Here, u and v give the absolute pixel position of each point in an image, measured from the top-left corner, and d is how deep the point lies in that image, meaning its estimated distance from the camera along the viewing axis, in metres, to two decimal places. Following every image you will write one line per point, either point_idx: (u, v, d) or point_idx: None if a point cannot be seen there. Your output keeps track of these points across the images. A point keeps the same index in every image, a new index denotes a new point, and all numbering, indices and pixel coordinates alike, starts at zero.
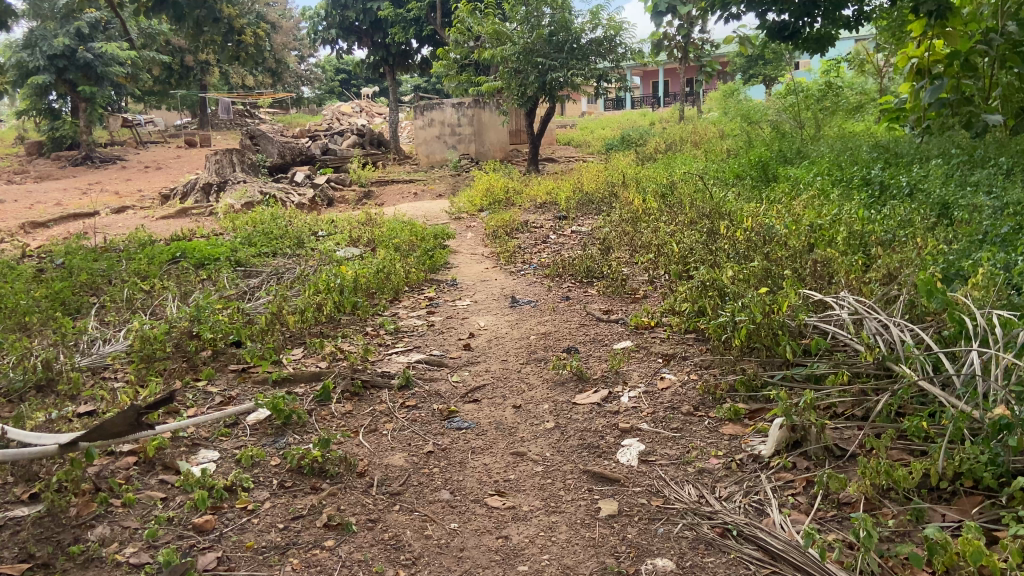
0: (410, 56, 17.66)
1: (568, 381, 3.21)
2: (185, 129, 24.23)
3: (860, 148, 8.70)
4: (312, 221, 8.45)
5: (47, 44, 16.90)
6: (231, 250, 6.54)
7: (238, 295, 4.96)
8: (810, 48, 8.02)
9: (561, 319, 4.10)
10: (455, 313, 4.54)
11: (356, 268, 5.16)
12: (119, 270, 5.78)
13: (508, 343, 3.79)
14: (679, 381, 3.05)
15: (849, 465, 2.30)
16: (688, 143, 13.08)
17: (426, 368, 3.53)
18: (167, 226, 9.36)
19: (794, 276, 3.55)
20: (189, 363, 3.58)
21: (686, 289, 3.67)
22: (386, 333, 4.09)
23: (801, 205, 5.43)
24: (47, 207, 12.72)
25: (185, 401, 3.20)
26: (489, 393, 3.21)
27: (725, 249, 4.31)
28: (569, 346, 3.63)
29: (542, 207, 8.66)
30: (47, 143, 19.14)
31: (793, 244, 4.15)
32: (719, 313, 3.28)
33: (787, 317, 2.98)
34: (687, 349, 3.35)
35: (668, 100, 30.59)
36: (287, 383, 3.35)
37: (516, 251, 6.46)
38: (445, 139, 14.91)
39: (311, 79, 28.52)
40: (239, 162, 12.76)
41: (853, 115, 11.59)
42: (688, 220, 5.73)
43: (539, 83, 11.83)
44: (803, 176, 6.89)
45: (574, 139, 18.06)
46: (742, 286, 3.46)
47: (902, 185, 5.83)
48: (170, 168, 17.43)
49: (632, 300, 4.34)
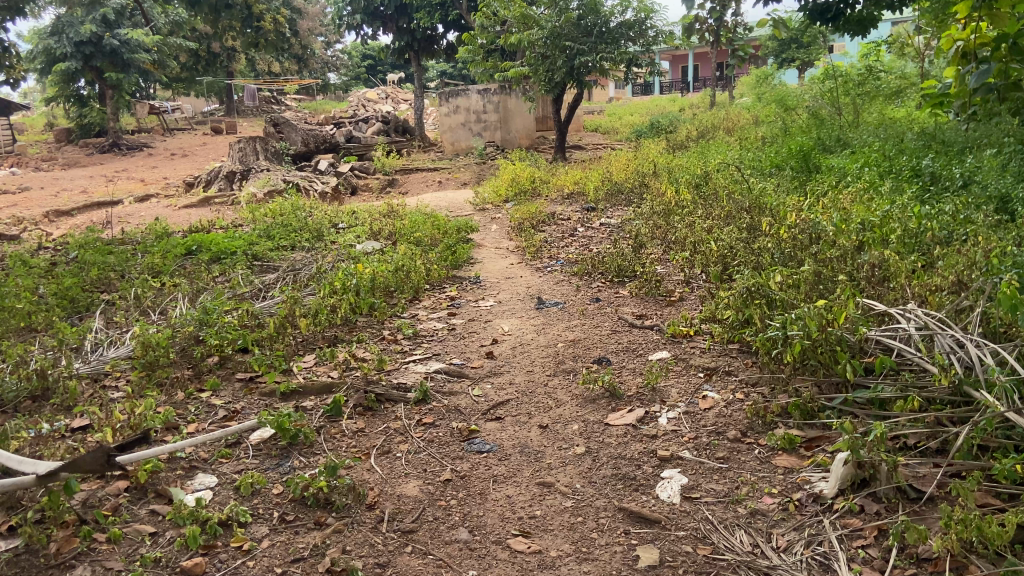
0: (435, 41, 17.36)
1: (599, 398, 2.92)
2: (211, 116, 24.22)
3: (905, 136, 8.26)
4: (332, 211, 8.23)
5: (73, 31, 16.80)
6: (249, 244, 6.35)
7: (251, 293, 4.75)
8: (851, 30, 7.56)
9: (592, 325, 3.80)
10: (478, 316, 4.27)
11: (375, 265, 4.91)
12: (133, 264, 5.60)
13: (534, 351, 3.51)
14: (723, 401, 2.76)
15: (927, 510, 2.00)
16: (720, 130, 12.67)
17: (445, 379, 3.27)
18: (190, 216, 9.22)
19: (850, 283, 3.23)
20: (195, 371, 3.37)
21: (727, 296, 3.37)
22: (404, 338, 3.85)
23: (848, 199, 5.07)
24: (73, 195, 12.65)
25: (185, 415, 2.98)
26: (512, 410, 2.94)
27: (769, 251, 4.01)
28: (600, 356, 3.34)
29: (570, 197, 8.36)
30: (75, 130, 19.17)
31: (844, 244, 3.82)
32: (768, 323, 2.97)
33: (845, 330, 2.67)
34: (730, 363, 3.05)
35: (698, 84, 29.96)
36: (295, 396, 3.11)
37: (543, 245, 6.18)
38: (471, 126, 14.59)
39: (337, 64, 28.37)
40: (263, 149, 12.59)
41: (894, 100, 11.09)
42: (726, 214, 5.39)
43: (567, 68, 11.47)
44: (849, 167, 6.49)
45: (601, 125, 17.68)
46: (792, 293, 3.15)
47: (955, 178, 5.42)
48: (196, 155, 17.39)
49: (667, 302, 4.04)
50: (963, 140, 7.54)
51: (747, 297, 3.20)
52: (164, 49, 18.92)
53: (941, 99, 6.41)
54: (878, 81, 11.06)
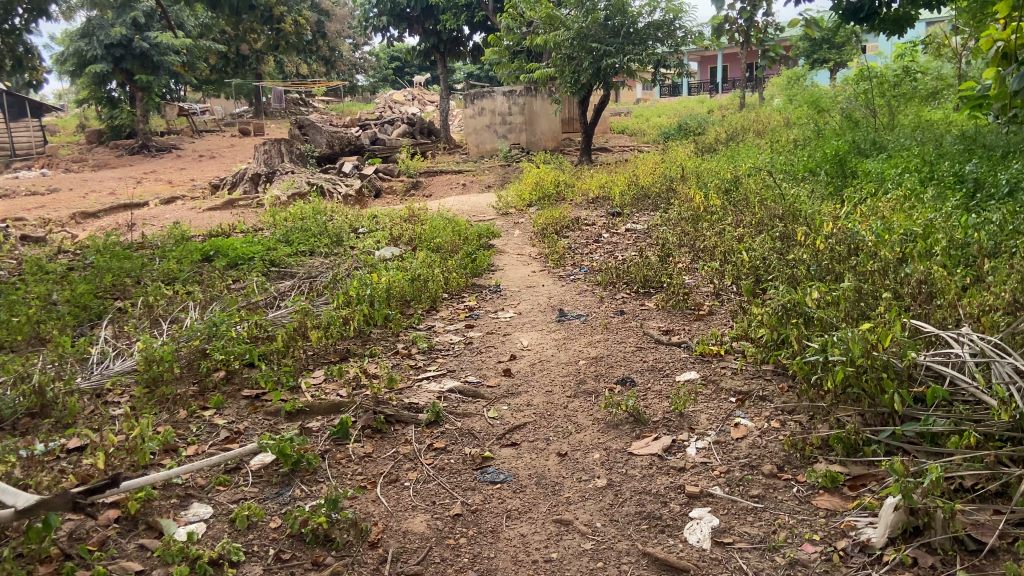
0: (461, 42, 17.24)
1: (623, 424, 2.73)
2: (240, 118, 24.37)
3: (945, 140, 7.93)
4: (354, 215, 8.12)
5: (104, 34, 16.92)
6: (267, 249, 6.25)
7: (265, 302, 4.63)
8: (886, 30, 7.26)
9: (615, 341, 3.61)
10: (496, 328, 4.09)
11: (391, 274, 4.75)
12: (149, 270, 5.51)
13: (553, 369, 3.32)
14: (757, 429, 2.56)
15: (988, 566, 1.79)
16: (751, 132, 12.39)
17: (459, 400, 3.09)
18: (212, 219, 9.18)
19: (895, 301, 3.00)
20: (200, 387, 3.23)
21: (761, 312, 3.15)
22: (418, 352, 3.68)
23: (888, 206, 4.81)
24: (100, 197, 12.73)
25: (186, 435, 2.84)
26: (529, 434, 2.76)
27: (805, 263, 3.78)
28: (624, 376, 3.14)
29: (594, 201, 8.16)
30: (106, 132, 19.37)
31: (886, 256, 3.58)
32: (806, 345, 2.75)
33: (892, 354, 2.45)
34: (764, 387, 2.84)
35: (727, 86, 29.57)
36: (302, 416, 2.96)
37: (566, 252, 5.99)
38: (496, 128, 14.52)
39: (364, 67, 28.44)
40: (287, 151, 12.53)
41: (932, 102, 10.73)
42: (758, 222, 5.16)
43: (593, 70, 11.26)
44: (887, 172, 6.21)
45: (628, 127, 17.45)
46: (832, 310, 2.93)
47: (1001, 185, 5.12)
48: (223, 157, 17.46)
49: (696, 317, 3.83)
50: (1006, 144, 7.20)
51: (783, 316, 2.98)
52: (193, 51, 19.03)
53: (981, 101, 6.10)
54: (915, 83, 10.69)
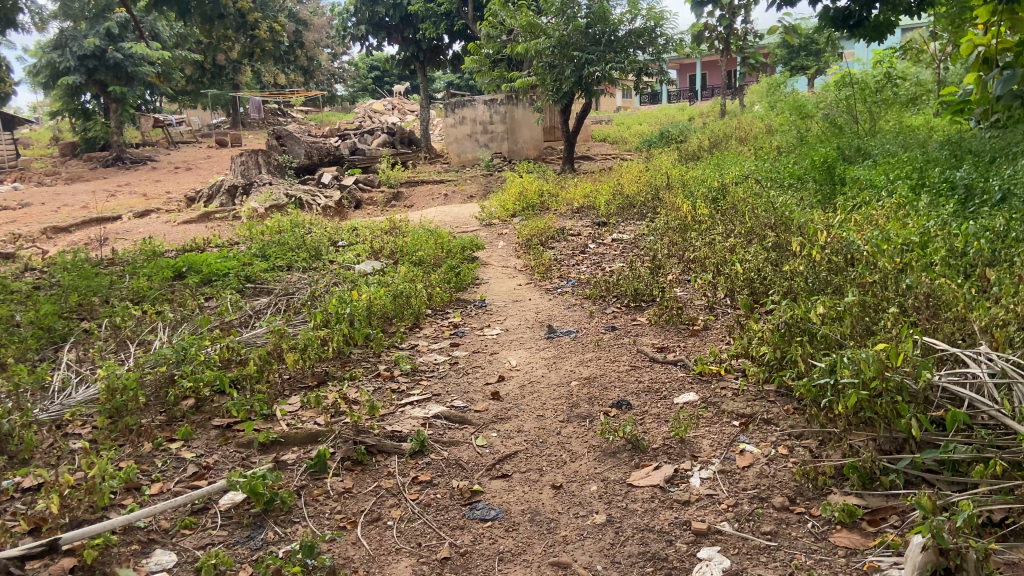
0: (441, 51, 17.09)
1: (620, 452, 2.55)
2: (217, 129, 24.04)
3: (929, 146, 7.87)
4: (333, 227, 7.90)
5: (77, 45, 16.57)
6: (242, 264, 6.04)
7: (240, 321, 4.43)
8: (867, 36, 7.20)
9: (609, 359, 3.44)
10: (483, 347, 3.91)
11: (372, 290, 4.56)
12: (119, 289, 5.28)
13: (545, 391, 3.15)
14: (764, 456, 2.40)
15: None
16: (733, 140, 12.32)
17: (446, 426, 2.90)
18: (187, 233, 8.93)
19: (901, 317, 2.86)
20: (167, 417, 3.03)
21: (762, 330, 3.00)
22: (401, 374, 3.50)
23: (882, 214, 4.69)
24: (72, 211, 12.41)
25: (150, 472, 2.65)
26: (521, 464, 2.58)
27: (802, 275, 3.64)
28: (619, 398, 2.97)
29: (579, 211, 8.01)
30: (81, 145, 18.99)
31: (886, 268, 3.45)
32: (813, 365, 2.61)
33: (906, 375, 2.30)
34: (768, 410, 2.69)
35: (706, 93, 29.66)
36: (276, 447, 2.77)
37: (552, 264, 5.83)
38: (477, 137, 14.36)
39: (344, 76, 28.24)
40: (265, 162, 12.29)
41: (911, 108, 10.73)
42: (749, 232, 5.02)
43: (575, 78, 11.15)
44: (876, 178, 6.11)
45: (610, 135, 17.35)
46: (837, 327, 2.79)
47: (993, 191, 5.02)
48: (200, 169, 17.15)
49: (690, 333, 3.67)
50: (990, 149, 7.14)
51: (786, 333, 2.83)
52: (169, 62, 18.73)
53: (964, 107, 6.03)
54: (896, 88, 10.67)
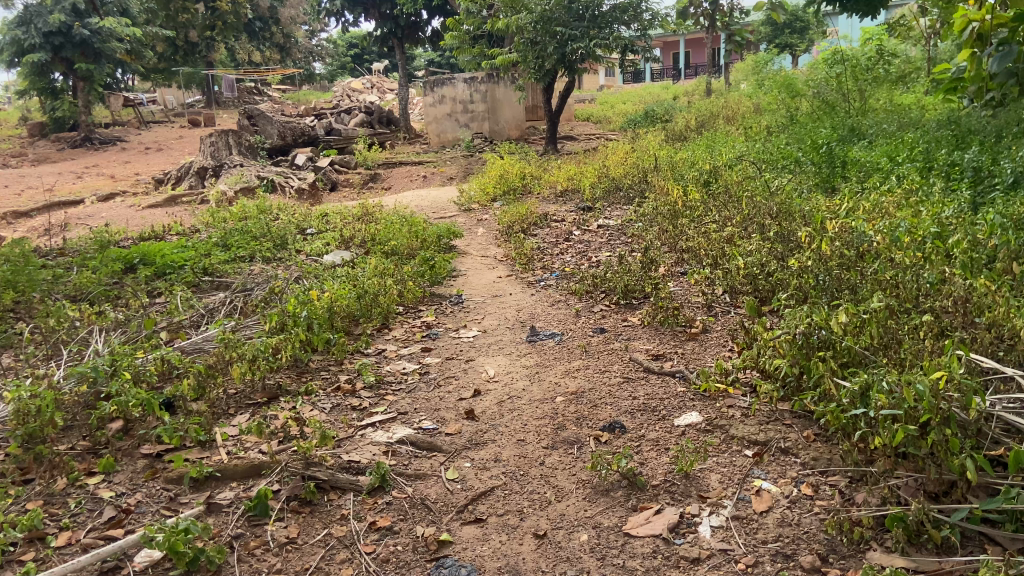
0: (420, 27, 16.54)
1: (615, 490, 2.17)
2: (190, 107, 23.27)
3: (928, 125, 7.49)
4: (303, 213, 7.43)
5: (41, 21, 15.73)
6: (199, 255, 5.59)
7: (190, 323, 4.00)
8: (857, 11, 6.80)
9: (599, 369, 3.06)
10: (458, 352, 3.51)
11: (338, 286, 4.13)
12: (62, 286, 4.80)
13: (527, 408, 2.76)
14: (784, 497, 2.04)
15: None
16: (721, 119, 11.93)
17: (411, 455, 2.51)
18: (147, 220, 8.41)
19: (932, 327, 2.49)
20: (90, 445, 2.61)
21: (776, 339, 2.62)
22: (363, 388, 3.10)
23: (892, 202, 4.30)
24: (35, 194, 11.79)
25: (58, 517, 2.23)
26: (498, 505, 2.19)
27: (812, 274, 3.27)
28: (611, 419, 2.59)
29: (563, 195, 7.61)
30: (48, 124, 18.12)
31: (907, 267, 3.07)
32: (837, 386, 2.24)
33: (955, 405, 1.94)
34: (785, 436, 2.31)
35: (690, 72, 29.24)
36: (211, 483, 2.37)
37: (534, 253, 5.43)
38: (457, 117, 13.74)
39: (322, 54, 27.51)
40: (236, 143, 11.70)
41: (901, 85, 10.38)
42: (747, 220, 4.64)
43: (558, 55, 10.62)
44: (879, 159, 5.73)
45: (593, 114, 16.92)
46: (862, 339, 2.42)
47: (1004, 173, 4.64)
48: (171, 150, 16.50)
49: (688, 337, 3.30)
50: (991, 129, 6.78)
51: (803, 345, 2.46)
52: (138, 38, 17.97)
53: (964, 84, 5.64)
54: (886, 66, 10.31)
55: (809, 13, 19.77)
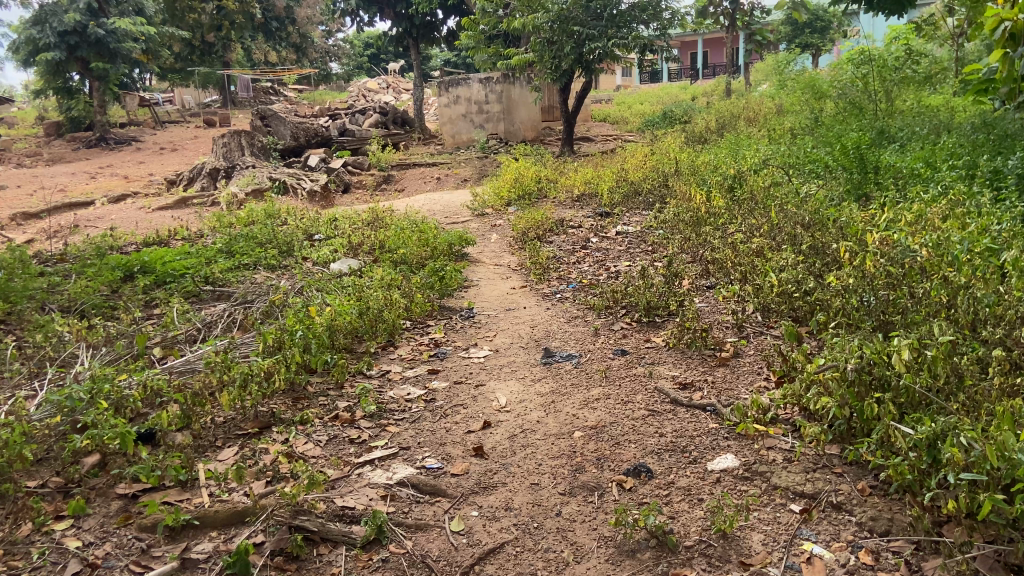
0: (435, 27, 16.29)
1: (641, 551, 1.91)
2: (206, 106, 23.16)
3: (960, 128, 7.15)
4: (312, 217, 7.18)
5: (56, 20, 15.61)
6: (202, 262, 5.35)
7: (184, 338, 3.75)
8: (886, 10, 6.47)
9: (620, 399, 2.78)
10: (467, 376, 3.24)
11: (341, 300, 3.88)
12: (57, 295, 4.58)
13: (541, 446, 2.49)
14: (840, 567, 1.77)
15: None
16: (741, 121, 11.59)
17: (412, 500, 2.26)
18: (154, 223, 8.22)
19: (1001, 362, 2.19)
20: (62, 483, 2.37)
21: (821, 373, 2.33)
22: (363, 417, 2.85)
23: (936, 212, 3.99)
24: (48, 195, 11.65)
25: (17, 570, 1.99)
26: (508, 566, 1.93)
27: (855, 294, 2.98)
28: (636, 461, 2.32)
29: (580, 199, 7.33)
30: (65, 124, 18.06)
31: (964, 290, 2.77)
32: (898, 432, 1.96)
33: None
34: (836, 488, 2.04)
35: (708, 72, 28.79)
36: (188, 533, 2.12)
37: (550, 262, 5.16)
38: (472, 118, 13.48)
39: (339, 54, 27.36)
40: (248, 144, 11.49)
41: (929, 86, 10.01)
42: (776, 230, 4.34)
43: (575, 56, 10.33)
44: (913, 166, 5.41)
45: (610, 115, 16.61)
46: (921, 375, 2.13)
47: None
48: (185, 150, 16.35)
49: (718, 362, 3.02)
50: None
51: (855, 381, 2.17)
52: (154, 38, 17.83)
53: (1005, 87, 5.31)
54: (914, 65, 9.93)
55: (831, 12, 19.33)
